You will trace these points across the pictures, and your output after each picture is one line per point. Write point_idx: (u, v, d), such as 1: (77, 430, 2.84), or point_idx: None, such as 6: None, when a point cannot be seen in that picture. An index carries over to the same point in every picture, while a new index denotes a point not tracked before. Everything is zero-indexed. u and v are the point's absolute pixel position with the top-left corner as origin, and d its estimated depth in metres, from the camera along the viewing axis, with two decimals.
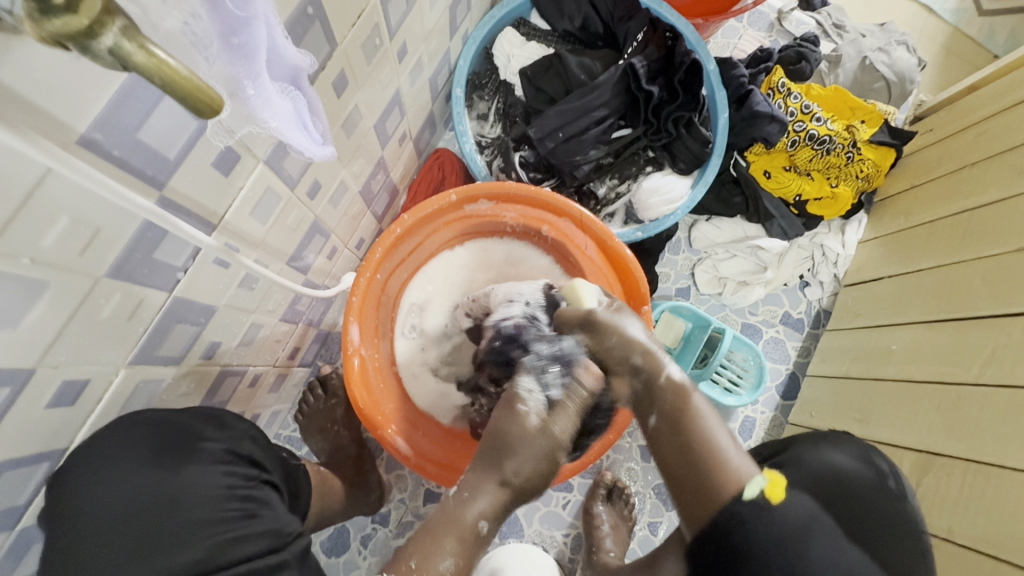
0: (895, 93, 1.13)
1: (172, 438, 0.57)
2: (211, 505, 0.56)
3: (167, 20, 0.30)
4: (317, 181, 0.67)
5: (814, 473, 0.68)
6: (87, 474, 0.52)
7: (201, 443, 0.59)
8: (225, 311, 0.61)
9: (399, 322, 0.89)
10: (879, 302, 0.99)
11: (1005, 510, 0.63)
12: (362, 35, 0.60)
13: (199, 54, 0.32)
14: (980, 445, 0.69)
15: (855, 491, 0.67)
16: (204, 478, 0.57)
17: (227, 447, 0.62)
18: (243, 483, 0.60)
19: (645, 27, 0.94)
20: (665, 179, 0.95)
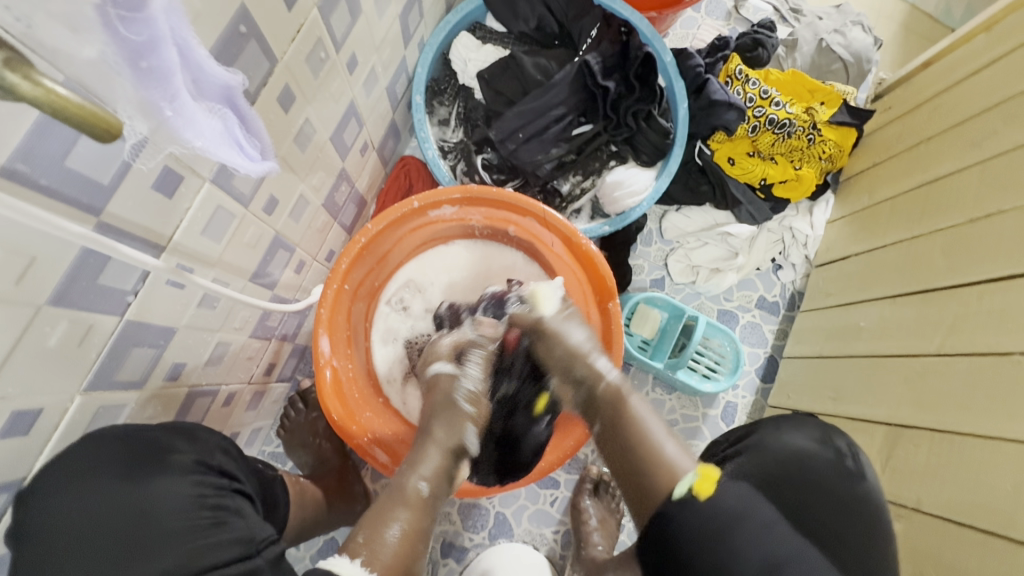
0: (853, 74, 1.15)
1: (138, 453, 0.56)
2: (182, 512, 0.55)
3: (74, 49, 0.30)
4: (273, 196, 0.68)
5: (775, 458, 0.68)
6: (56, 493, 0.51)
7: (169, 455, 0.58)
8: (187, 331, 0.61)
9: (388, 291, 0.93)
10: (848, 280, 1.00)
11: (970, 478, 0.64)
12: (305, 49, 0.61)
13: (112, 79, 0.32)
14: (944, 415, 0.70)
15: (815, 476, 0.67)
16: (170, 488, 0.56)
17: (196, 459, 0.60)
18: (213, 492, 0.59)
19: (598, 24, 0.95)
20: (628, 172, 0.96)
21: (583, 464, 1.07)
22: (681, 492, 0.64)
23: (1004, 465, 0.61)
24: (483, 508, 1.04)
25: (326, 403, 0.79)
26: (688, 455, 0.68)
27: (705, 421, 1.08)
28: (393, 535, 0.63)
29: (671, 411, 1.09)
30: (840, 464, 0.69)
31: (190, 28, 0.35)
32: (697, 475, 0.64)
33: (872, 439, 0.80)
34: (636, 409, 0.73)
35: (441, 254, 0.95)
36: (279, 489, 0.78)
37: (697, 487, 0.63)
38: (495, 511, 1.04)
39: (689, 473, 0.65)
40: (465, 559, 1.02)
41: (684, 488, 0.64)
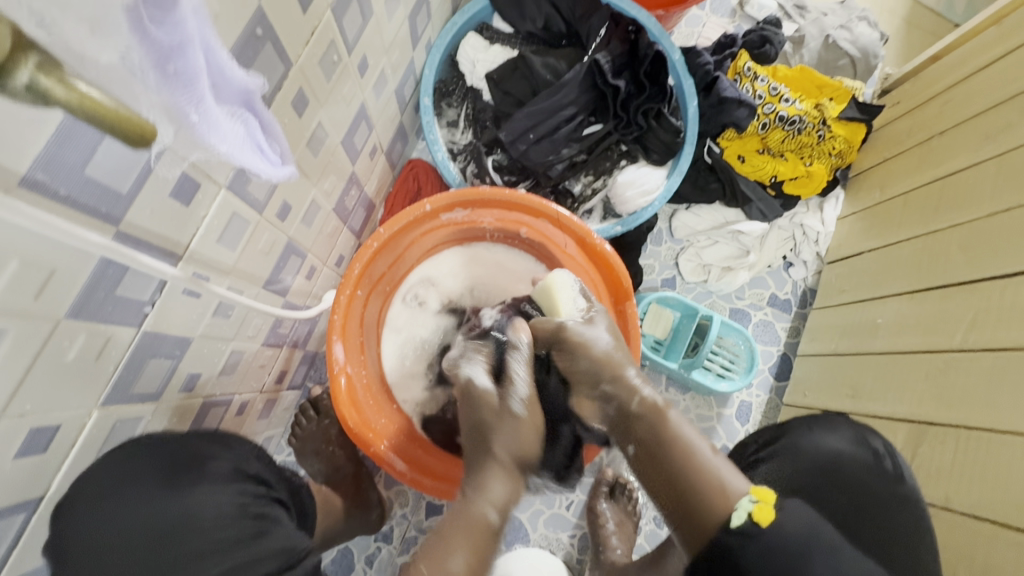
0: (860, 69, 1.15)
1: (176, 463, 0.57)
2: (226, 522, 0.56)
3: (101, 54, 0.28)
4: (286, 202, 0.67)
5: (812, 461, 0.68)
6: (95, 505, 0.51)
7: (205, 464, 0.59)
8: (202, 340, 0.60)
9: (404, 286, 0.93)
10: (862, 277, 0.99)
11: (1001, 475, 0.63)
12: (318, 52, 0.59)
13: (137, 84, 0.31)
14: (970, 412, 0.69)
15: (850, 477, 0.68)
16: (212, 497, 0.57)
17: (234, 467, 0.62)
18: (254, 501, 0.60)
19: (607, 22, 0.94)
20: (640, 172, 0.95)
21: (598, 467, 1.06)
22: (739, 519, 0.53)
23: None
24: None
25: (342, 411, 0.78)
26: (741, 475, 0.57)
27: (720, 421, 1.08)
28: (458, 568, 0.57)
29: (685, 412, 1.08)
30: (877, 466, 0.68)
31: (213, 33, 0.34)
32: (754, 500, 0.53)
33: (894, 437, 0.79)
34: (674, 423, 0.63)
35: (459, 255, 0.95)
36: (307, 494, 0.76)
37: (756, 515, 0.52)
38: (510, 516, 1.03)
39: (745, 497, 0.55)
40: None
41: (740, 515, 0.53)
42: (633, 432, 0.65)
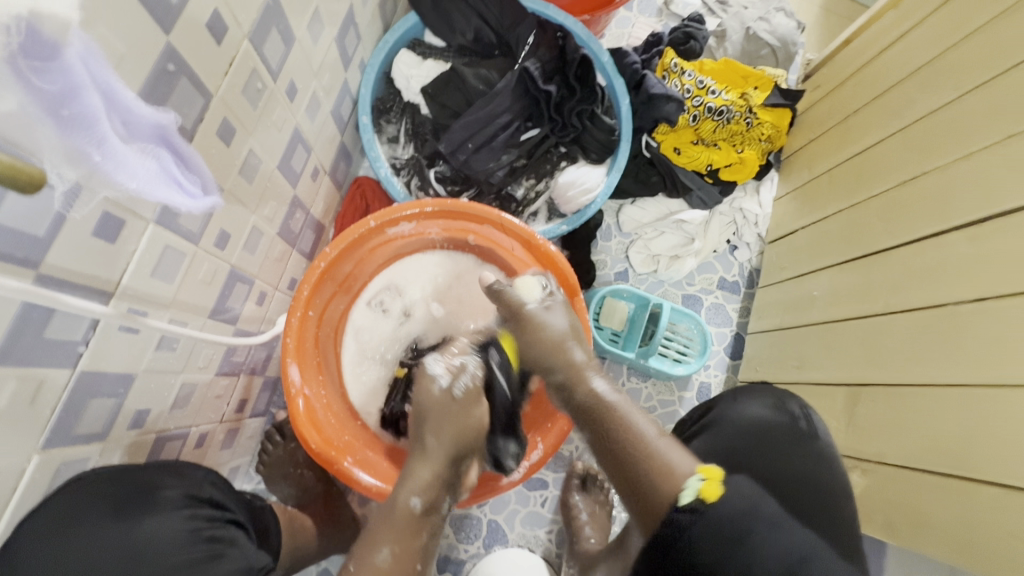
0: (781, 57, 1.21)
1: (129, 492, 0.57)
2: (179, 548, 0.57)
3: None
4: (225, 230, 0.67)
5: (736, 431, 0.72)
6: (45, 541, 0.51)
7: (159, 492, 0.60)
8: (146, 375, 0.60)
9: (369, 292, 0.94)
10: (798, 254, 1.04)
11: (924, 425, 0.68)
12: (239, 81, 0.61)
13: (37, 131, 0.32)
14: (895, 371, 0.74)
15: (776, 440, 0.71)
16: (165, 525, 0.57)
17: (185, 493, 0.62)
18: (208, 525, 0.61)
19: (534, 31, 0.98)
20: (580, 171, 0.99)
21: (569, 461, 1.09)
22: (685, 499, 0.54)
23: (950, 408, 0.65)
24: (475, 518, 1.04)
25: (302, 432, 0.78)
26: (689, 456, 0.58)
27: (682, 404, 1.12)
28: (384, 560, 0.60)
29: (648, 398, 1.12)
30: (794, 427, 0.73)
31: (111, 73, 0.36)
32: (700, 479, 0.55)
33: (834, 402, 0.83)
34: (619, 411, 0.63)
35: (410, 266, 0.97)
36: (270, 516, 0.78)
37: (703, 493, 0.54)
38: (487, 519, 1.05)
39: (691, 476, 0.56)
40: (463, 572, 1.02)
41: (689, 494, 0.54)
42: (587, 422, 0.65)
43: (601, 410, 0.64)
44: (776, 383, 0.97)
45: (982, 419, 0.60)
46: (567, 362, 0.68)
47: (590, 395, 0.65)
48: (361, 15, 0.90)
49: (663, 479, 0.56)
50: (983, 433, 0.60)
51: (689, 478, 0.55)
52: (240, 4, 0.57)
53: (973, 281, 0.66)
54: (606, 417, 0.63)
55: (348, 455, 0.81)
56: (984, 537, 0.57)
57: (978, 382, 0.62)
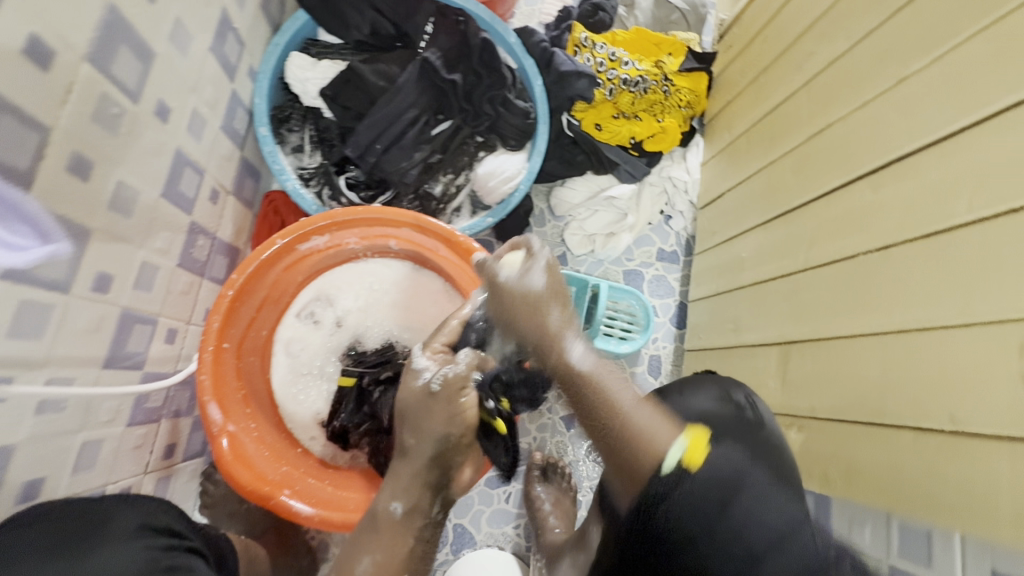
0: (691, 21, 1.20)
1: (68, 535, 0.50)
2: None
3: None
4: (105, 272, 0.62)
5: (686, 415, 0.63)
6: None
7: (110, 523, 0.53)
8: (32, 442, 0.55)
9: (298, 303, 0.91)
10: (726, 217, 1.04)
11: (848, 375, 0.69)
12: (88, 108, 0.55)
13: None
14: (818, 326, 0.75)
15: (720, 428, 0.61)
16: (116, 559, 0.49)
17: (140, 522, 0.55)
18: (167, 554, 0.53)
19: (432, 17, 0.94)
20: (499, 160, 0.96)
21: (528, 452, 1.08)
22: (670, 463, 0.54)
23: (869, 354, 0.66)
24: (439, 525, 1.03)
25: (230, 472, 0.74)
26: (668, 421, 0.58)
27: (634, 379, 1.13)
28: (365, 569, 0.61)
29: None
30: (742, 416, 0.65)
31: None
32: (684, 446, 0.55)
33: (769, 362, 0.84)
34: (607, 383, 0.61)
35: (334, 279, 0.93)
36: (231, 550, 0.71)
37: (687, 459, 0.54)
38: (452, 524, 1.03)
39: (678, 439, 0.56)
40: None
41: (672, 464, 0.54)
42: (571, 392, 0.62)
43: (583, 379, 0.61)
44: (717, 348, 0.98)
45: (898, 363, 0.61)
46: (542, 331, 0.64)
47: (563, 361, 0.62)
48: (239, 21, 0.84)
49: (647, 442, 0.55)
50: (902, 377, 0.61)
51: (674, 446, 0.55)
52: (69, 25, 0.51)
53: (878, 230, 0.67)
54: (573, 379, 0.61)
55: (288, 487, 0.77)
56: (905, 478, 0.59)
57: (890, 330, 0.63)
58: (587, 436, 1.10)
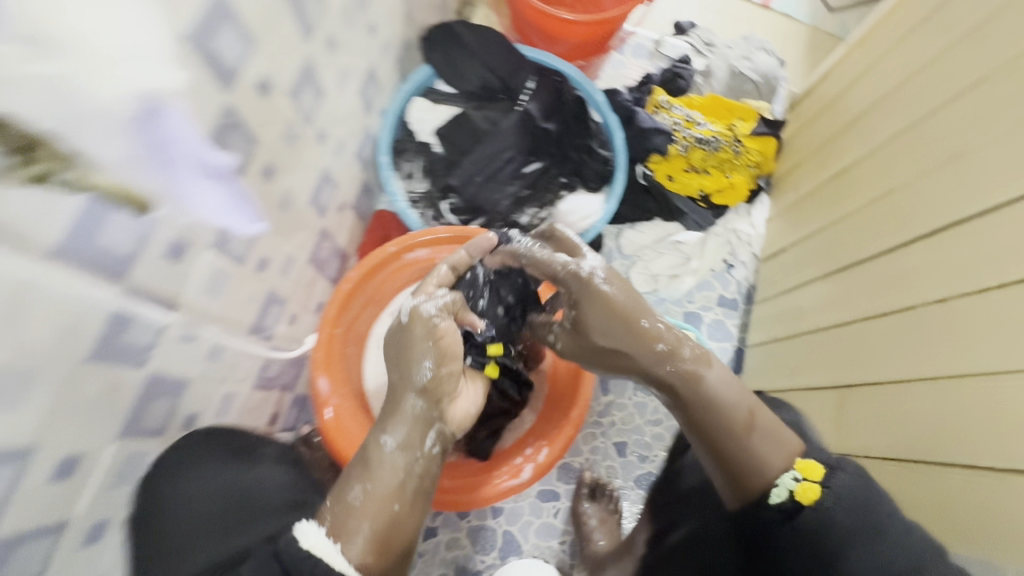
0: (764, 91, 1.32)
1: None
2: None
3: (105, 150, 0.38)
4: (265, 257, 0.77)
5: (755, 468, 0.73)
6: None
7: (259, 450, 0.78)
8: (198, 381, 0.69)
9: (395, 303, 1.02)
10: (787, 270, 1.11)
11: (904, 419, 0.73)
12: (281, 130, 0.72)
13: None
14: (871, 371, 0.81)
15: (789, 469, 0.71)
16: None
17: None
18: None
19: (534, 76, 1.10)
20: (580, 200, 1.09)
21: (578, 473, 1.14)
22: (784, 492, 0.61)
23: (930, 405, 0.70)
24: (490, 529, 1.09)
25: (331, 437, 0.86)
26: (780, 450, 0.64)
27: None
28: (355, 495, 0.64)
29: (654, 411, 1.18)
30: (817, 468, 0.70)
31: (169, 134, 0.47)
32: (799, 481, 0.60)
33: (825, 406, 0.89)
34: (725, 404, 0.68)
35: None
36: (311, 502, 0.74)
37: (801, 493, 0.60)
38: (502, 530, 1.09)
39: (791, 470, 0.62)
40: None
41: (785, 491, 0.61)
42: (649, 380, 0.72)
43: (689, 382, 0.70)
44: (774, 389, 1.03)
45: (952, 428, 0.65)
46: (640, 339, 0.72)
47: (675, 373, 0.71)
48: (381, 70, 1.02)
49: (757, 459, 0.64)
50: (949, 441, 0.65)
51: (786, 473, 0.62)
52: (285, 68, 0.69)
53: (940, 287, 0.72)
54: (681, 386, 0.70)
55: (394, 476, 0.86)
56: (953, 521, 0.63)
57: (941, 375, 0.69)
58: (637, 465, 1.15)
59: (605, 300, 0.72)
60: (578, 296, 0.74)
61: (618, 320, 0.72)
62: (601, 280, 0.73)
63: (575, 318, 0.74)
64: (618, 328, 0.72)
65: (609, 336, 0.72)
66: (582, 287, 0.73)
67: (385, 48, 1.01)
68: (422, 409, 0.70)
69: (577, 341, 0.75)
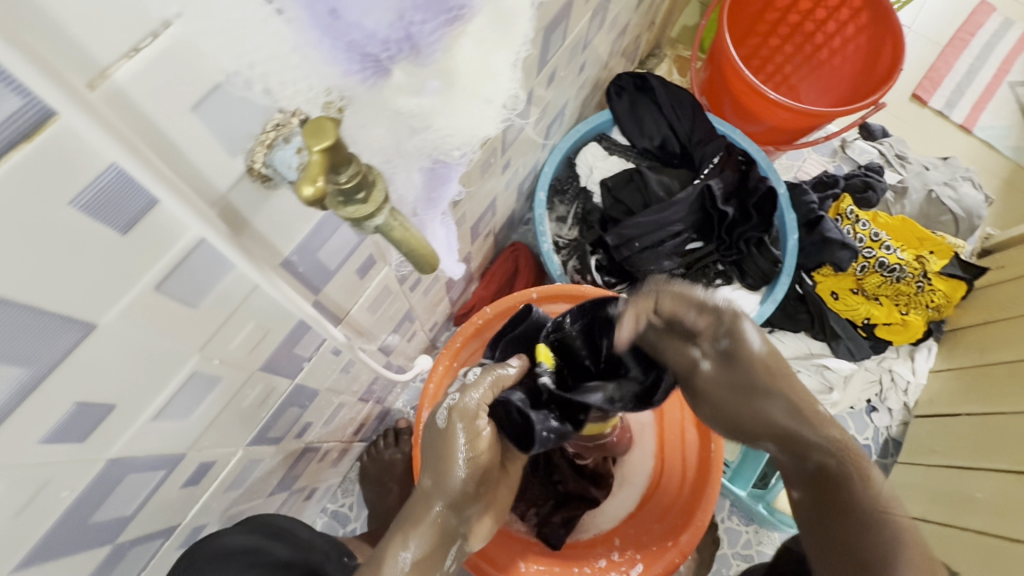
0: (962, 227, 1.16)
1: None
2: None
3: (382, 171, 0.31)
4: (420, 276, 0.72)
5: None
6: None
7: (282, 570, 0.59)
8: (324, 393, 0.64)
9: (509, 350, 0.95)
10: (956, 441, 0.97)
11: None
12: (483, 156, 0.67)
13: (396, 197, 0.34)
14: None
15: None
16: None
17: None
18: None
19: (721, 152, 1.01)
20: (735, 294, 0.99)
21: None
22: None
23: None
24: None
25: (420, 479, 0.79)
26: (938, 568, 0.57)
27: None
28: None
29: (747, 545, 1.02)
30: None
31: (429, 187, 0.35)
32: None
33: None
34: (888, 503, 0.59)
35: None
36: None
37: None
38: None
39: None
40: None
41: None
42: (809, 457, 0.65)
43: (856, 477, 0.61)
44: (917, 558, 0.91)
45: None
46: (804, 413, 0.66)
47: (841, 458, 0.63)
48: (569, 108, 0.97)
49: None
50: None
51: None
52: None
53: None
54: (851, 479, 0.61)
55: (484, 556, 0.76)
56: None
57: None
58: None
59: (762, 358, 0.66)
60: (732, 327, 0.64)
61: (758, 367, 0.66)
62: (753, 324, 0.65)
63: (727, 350, 0.65)
64: (763, 381, 0.66)
65: (753, 381, 0.67)
66: (734, 318, 0.65)
67: (581, 86, 0.96)
68: (444, 516, 0.59)
69: (723, 371, 0.67)
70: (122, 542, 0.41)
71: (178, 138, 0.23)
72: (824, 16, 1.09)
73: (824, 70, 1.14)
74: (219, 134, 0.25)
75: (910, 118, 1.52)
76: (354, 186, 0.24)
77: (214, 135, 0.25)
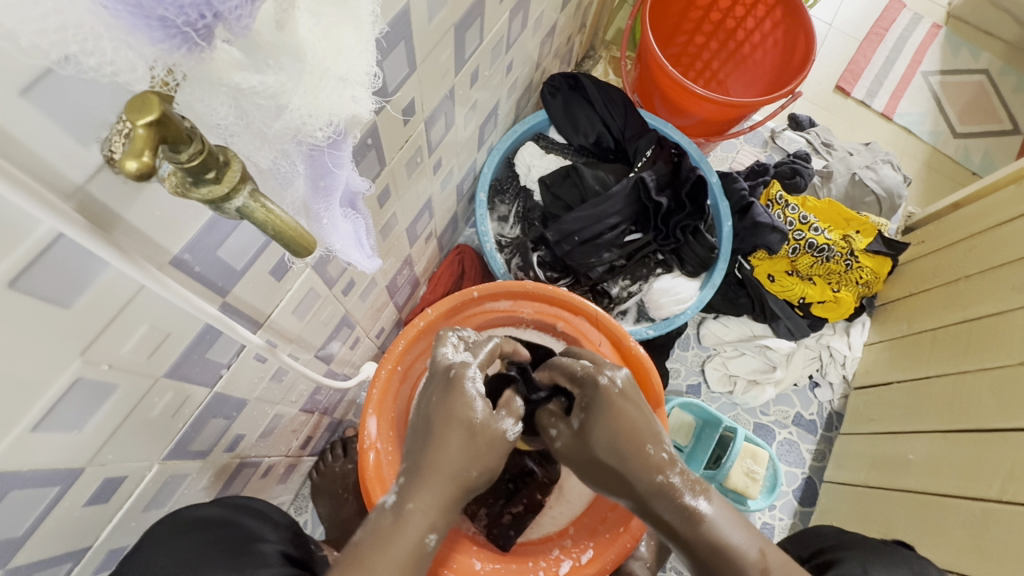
0: (884, 206, 1.23)
1: None
2: None
3: (257, 156, 0.30)
4: (352, 280, 0.71)
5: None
6: None
7: (256, 543, 0.60)
8: (255, 403, 0.63)
9: None
10: (889, 408, 1.01)
11: None
12: (407, 155, 0.67)
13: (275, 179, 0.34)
14: (988, 560, 0.73)
15: None
16: None
17: None
18: None
19: (653, 145, 1.04)
20: (675, 281, 1.01)
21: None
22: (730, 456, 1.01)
23: None
24: None
25: (369, 487, 0.77)
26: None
27: None
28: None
29: None
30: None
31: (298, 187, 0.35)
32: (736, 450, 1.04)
33: None
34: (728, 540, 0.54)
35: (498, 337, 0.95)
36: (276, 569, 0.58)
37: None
38: None
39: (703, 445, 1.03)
40: None
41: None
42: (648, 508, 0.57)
43: (688, 521, 0.55)
44: (860, 526, 0.94)
45: None
46: (642, 460, 0.56)
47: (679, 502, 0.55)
48: (503, 109, 0.99)
49: None
50: None
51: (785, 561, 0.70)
52: (429, 95, 0.64)
53: None
54: (679, 527, 0.55)
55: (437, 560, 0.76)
56: None
57: None
58: None
59: (614, 426, 0.57)
60: (591, 400, 0.59)
61: (612, 439, 0.57)
62: (620, 398, 0.58)
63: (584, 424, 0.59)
64: (627, 453, 0.56)
65: (613, 454, 0.57)
66: (597, 394, 0.59)
67: (512, 87, 0.98)
68: None
69: (579, 445, 0.60)
70: (17, 567, 0.39)
71: (8, 122, 0.23)
72: (742, 13, 1.14)
73: (748, 65, 1.19)
74: (58, 120, 0.24)
75: (836, 108, 1.60)
76: (201, 166, 0.24)
77: (54, 123, 0.24)
